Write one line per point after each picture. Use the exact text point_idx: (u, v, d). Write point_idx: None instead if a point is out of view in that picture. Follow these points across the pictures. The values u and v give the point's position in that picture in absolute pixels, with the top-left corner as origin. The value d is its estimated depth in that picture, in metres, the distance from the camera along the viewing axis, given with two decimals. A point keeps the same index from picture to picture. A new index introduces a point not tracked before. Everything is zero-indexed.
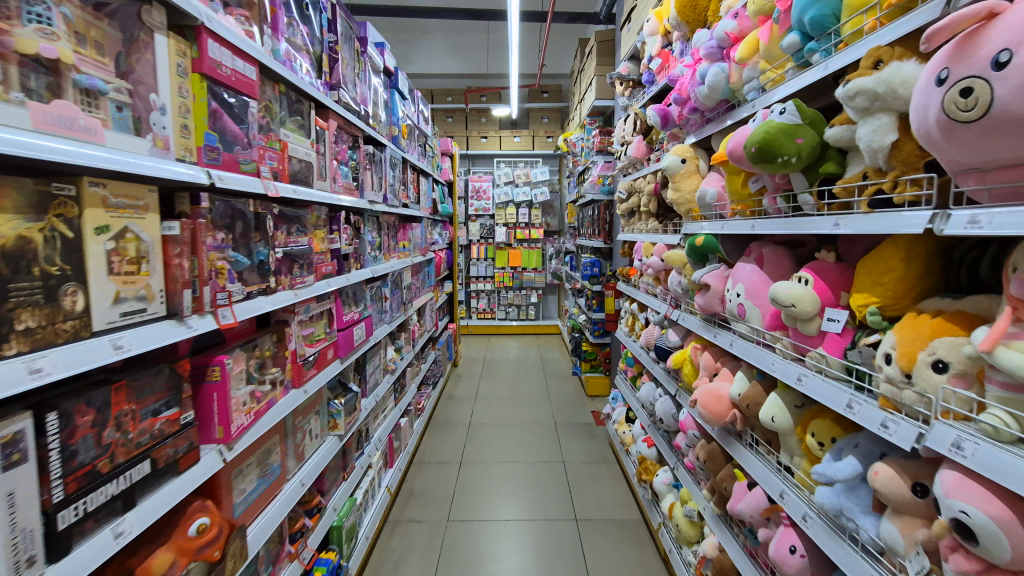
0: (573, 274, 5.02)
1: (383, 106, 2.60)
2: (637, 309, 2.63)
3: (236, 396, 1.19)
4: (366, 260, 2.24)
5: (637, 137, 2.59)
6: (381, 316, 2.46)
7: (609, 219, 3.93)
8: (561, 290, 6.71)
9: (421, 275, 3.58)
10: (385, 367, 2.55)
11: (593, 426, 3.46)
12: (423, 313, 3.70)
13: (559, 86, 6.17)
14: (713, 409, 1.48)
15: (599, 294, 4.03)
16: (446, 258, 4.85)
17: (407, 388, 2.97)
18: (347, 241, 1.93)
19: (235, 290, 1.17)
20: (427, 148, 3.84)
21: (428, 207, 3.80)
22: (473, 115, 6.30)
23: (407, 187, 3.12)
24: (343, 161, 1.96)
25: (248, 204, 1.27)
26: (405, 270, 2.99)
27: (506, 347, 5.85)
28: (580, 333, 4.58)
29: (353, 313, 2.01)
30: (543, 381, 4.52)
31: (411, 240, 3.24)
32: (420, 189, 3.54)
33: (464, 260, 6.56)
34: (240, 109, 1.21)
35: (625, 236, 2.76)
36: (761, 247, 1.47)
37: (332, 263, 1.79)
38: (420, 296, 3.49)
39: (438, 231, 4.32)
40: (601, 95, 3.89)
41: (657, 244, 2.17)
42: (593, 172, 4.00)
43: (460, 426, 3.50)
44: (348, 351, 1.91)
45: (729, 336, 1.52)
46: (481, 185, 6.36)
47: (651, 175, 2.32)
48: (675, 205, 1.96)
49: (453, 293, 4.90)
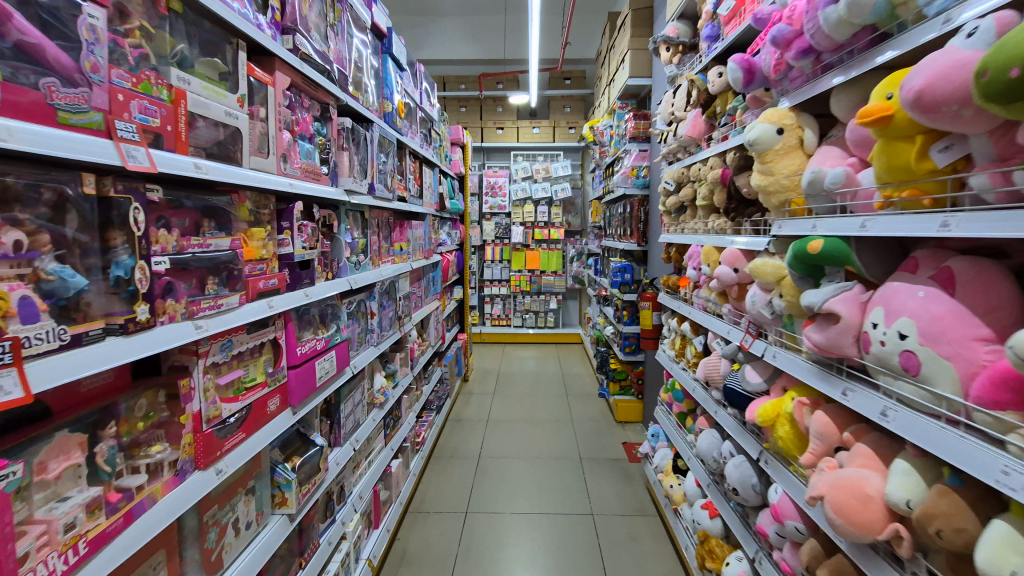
0: (599, 280, 4.46)
1: (371, 74, 2.09)
2: (690, 331, 2.07)
3: (45, 519, 0.67)
4: (342, 266, 1.72)
5: (692, 112, 2.03)
6: (365, 338, 1.95)
7: (643, 217, 3.38)
8: (584, 295, 6.15)
9: (425, 282, 3.07)
10: (371, 400, 2.04)
11: (625, 463, 2.91)
12: (427, 326, 3.19)
13: (584, 72, 5.60)
14: (856, 519, 0.92)
15: (632, 305, 3.47)
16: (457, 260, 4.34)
17: (402, 419, 2.46)
18: (307, 243, 1.42)
19: (32, 337, 0.64)
20: (433, 134, 3.32)
21: (434, 203, 3.29)
22: (488, 104, 5.77)
23: (406, 179, 2.60)
24: (303, 134, 1.45)
25: (86, 182, 0.76)
26: (401, 277, 2.47)
27: (523, 358, 5.31)
28: (607, 347, 4.02)
29: (318, 340, 1.49)
30: (565, 401, 3.97)
31: (411, 242, 2.73)
32: (424, 181, 3.03)
33: (478, 262, 6.04)
34: (53, 16, 0.70)
35: (673, 238, 2.20)
36: (942, 262, 0.92)
37: (281, 273, 1.28)
38: (423, 307, 2.98)
39: (447, 231, 3.81)
40: (635, 73, 3.33)
41: (726, 249, 1.62)
42: (625, 163, 3.45)
43: (468, 460, 2.98)
44: (307, 395, 1.39)
45: (879, 400, 0.96)
46: (497, 181, 5.83)
47: (717, 158, 1.76)
48: (760, 196, 1.40)
49: (464, 300, 4.38)
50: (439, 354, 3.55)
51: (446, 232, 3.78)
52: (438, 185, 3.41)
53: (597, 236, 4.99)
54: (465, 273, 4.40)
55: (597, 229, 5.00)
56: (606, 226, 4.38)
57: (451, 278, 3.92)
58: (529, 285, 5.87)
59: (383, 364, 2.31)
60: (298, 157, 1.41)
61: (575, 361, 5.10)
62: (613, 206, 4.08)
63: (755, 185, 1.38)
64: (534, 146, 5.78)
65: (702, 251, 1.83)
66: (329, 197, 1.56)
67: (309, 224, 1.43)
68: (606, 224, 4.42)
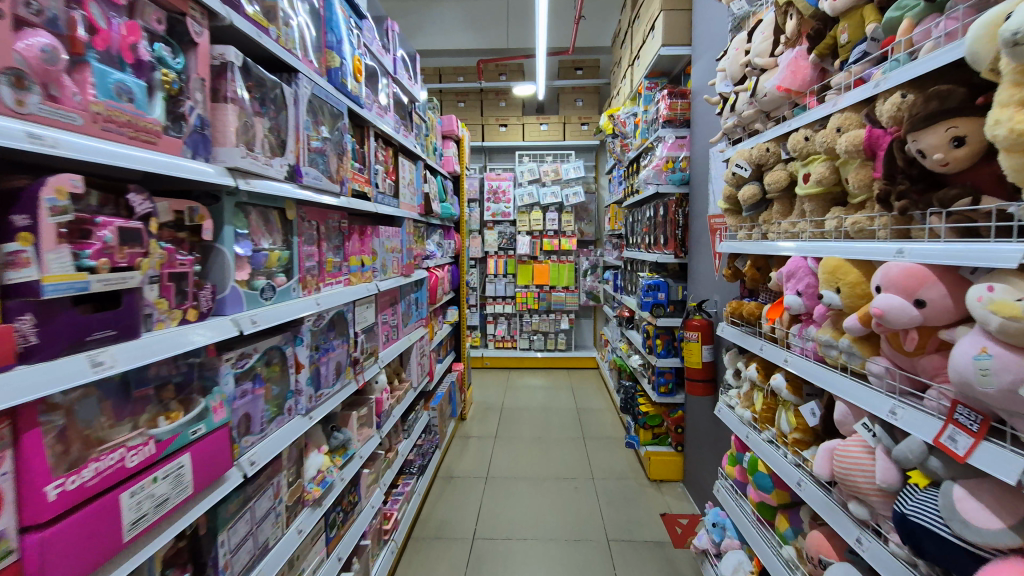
0: (620, 298, 3.75)
1: (303, 7, 1.41)
2: (786, 390, 1.34)
3: None
4: (225, 298, 1.03)
5: (786, 55, 1.33)
6: (285, 405, 1.25)
7: (682, 221, 2.67)
8: (599, 313, 5.43)
9: (404, 308, 2.38)
10: (300, 497, 1.34)
11: (668, 548, 2.17)
12: (408, 363, 2.48)
13: (597, 61, 4.94)
14: None
15: (666, 332, 2.76)
16: (452, 275, 3.65)
17: (362, 504, 1.76)
18: (109, 260, 0.72)
19: None
20: (416, 119, 2.64)
21: (418, 206, 2.61)
22: (489, 98, 5.12)
23: (370, 168, 1.91)
24: (101, 52, 0.76)
25: None
26: (362, 304, 1.77)
27: (531, 388, 4.59)
28: (634, 382, 3.30)
29: (147, 443, 0.79)
30: (582, 449, 3.24)
31: (383, 253, 2.03)
32: (402, 176, 2.34)
33: (479, 277, 5.35)
34: None
35: (751, 247, 1.49)
36: None
37: (3, 326, 0.58)
38: (400, 340, 2.28)
39: (437, 242, 3.12)
40: (669, 40, 2.65)
41: (891, 265, 0.91)
42: (658, 153, 2.76)
43: (459, 542, 2.26)
44: (88, 571, 0.68)
45: None
46: (500, 185, 5.16)
47: (849, 116, 1.08)
48: (998, 161, 0.71)
49: (460, 323, 3.69)
50: (426, 394, 2.85)
51: (435, 243, 3.09)
52: (424, 183, 2.72)
53: (616, 246, 4.29)
54: (461, 292, 3.70)
55: (616, 238, 4.30)
56: (628, 234, 3.67)
57: (443, 299, 3.23)
58: (537, 303, 5.16)
59: (329, 432, 1.60)
60: (86, 90, 0.71)
61: (591, 391, 4.37)
62: (638, 210, 3.38)
63: (998, 137, 0.68)
64: (541, 145, 5.12)
65: (824, 267, 1.12)
66: (176, 175, 0.87)
67: (113, 223, 0.74)
68: (629, 232, 3.71)
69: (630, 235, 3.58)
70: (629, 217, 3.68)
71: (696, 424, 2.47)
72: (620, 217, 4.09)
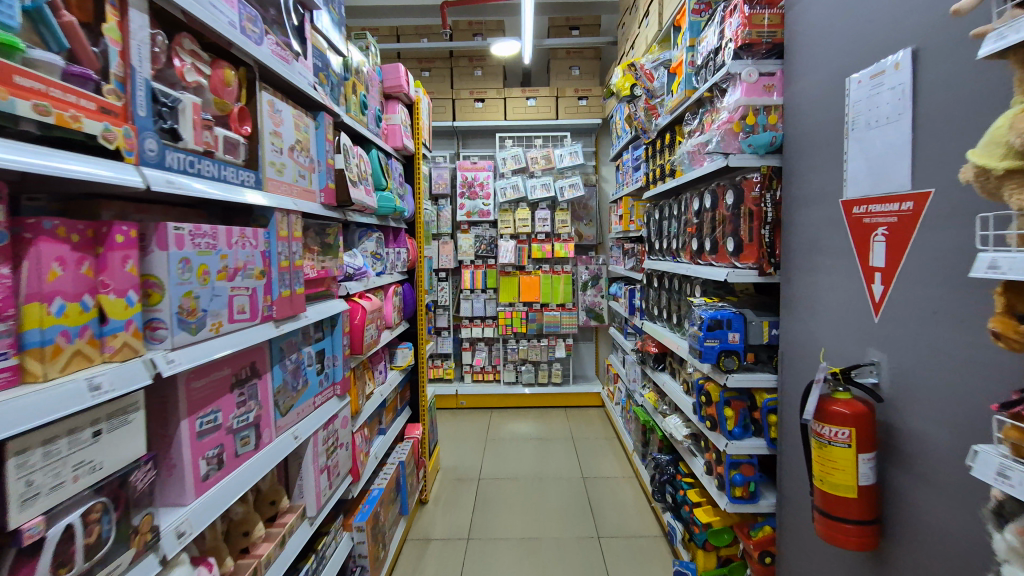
0: (643, 328, 2.67)
1: None
2: None
3: None
4: None
5: None
6: None
7: (770, 214, 1.61)
8: (602, 335, 4.36)
9: (280, 380, 1.26)
10: None
11: None
12: (301, 478, 1.37)
13: (598, 17, 3.89)
14: None
15: (740, 398, 1.69)
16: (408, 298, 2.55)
17: None
18: None
19: None
20: (317, 42, 1.54)
21: (321, 192, 1.50)
22: (461, 66, 4.02)
23: (133, 82, 0.79)
24: None
25: None
26: (63, 433, 0.65)
27: (519, 441, 3.48)
28: (673, 457, 2.23)
29: None
30: (599, 559, 2.15)
31: (194, 282, 0.91)
32: (271, 128, 1.22)
33: (452, 293, 4.24)
34: None
35: None
36: None
37: None
38: (267, 451, 1.16)
39: (372, 255, 2.00)
40: None
41: None
42: (723, 102, 1.69)
43: None
44: None
45: None
46: (476, 175, 4.06)
47: None
48: None
49: (419, 366, 2.59)
50: (349, 504, 1.73)
51: (368, 257, 1.96)
52: (342, 155, 1.61)
53: (628, 255, 3.22)
54: (420, 324, 2.58)
55: (628, 243, 3.23)
56: (656, 235, 2.58)
57: (386, 339, 2.11)
58: (526, 325, 4.06)
59: None
60: None
61: (600, 448, 3.29)
62: (675, 204, 2.30)
63: None
64: (528, 125, 4.05)
65: None
66: None
67: None
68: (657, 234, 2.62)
69: (661, 240, 2.48)
70: (656, 213, 2.59)
71: (814, 571, 1.41)
72: (636, 214, 3.02)
